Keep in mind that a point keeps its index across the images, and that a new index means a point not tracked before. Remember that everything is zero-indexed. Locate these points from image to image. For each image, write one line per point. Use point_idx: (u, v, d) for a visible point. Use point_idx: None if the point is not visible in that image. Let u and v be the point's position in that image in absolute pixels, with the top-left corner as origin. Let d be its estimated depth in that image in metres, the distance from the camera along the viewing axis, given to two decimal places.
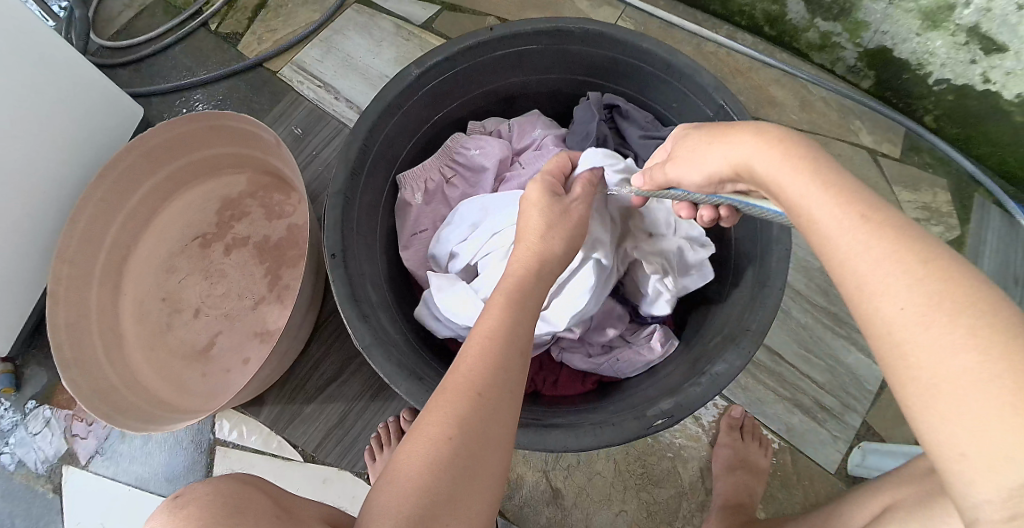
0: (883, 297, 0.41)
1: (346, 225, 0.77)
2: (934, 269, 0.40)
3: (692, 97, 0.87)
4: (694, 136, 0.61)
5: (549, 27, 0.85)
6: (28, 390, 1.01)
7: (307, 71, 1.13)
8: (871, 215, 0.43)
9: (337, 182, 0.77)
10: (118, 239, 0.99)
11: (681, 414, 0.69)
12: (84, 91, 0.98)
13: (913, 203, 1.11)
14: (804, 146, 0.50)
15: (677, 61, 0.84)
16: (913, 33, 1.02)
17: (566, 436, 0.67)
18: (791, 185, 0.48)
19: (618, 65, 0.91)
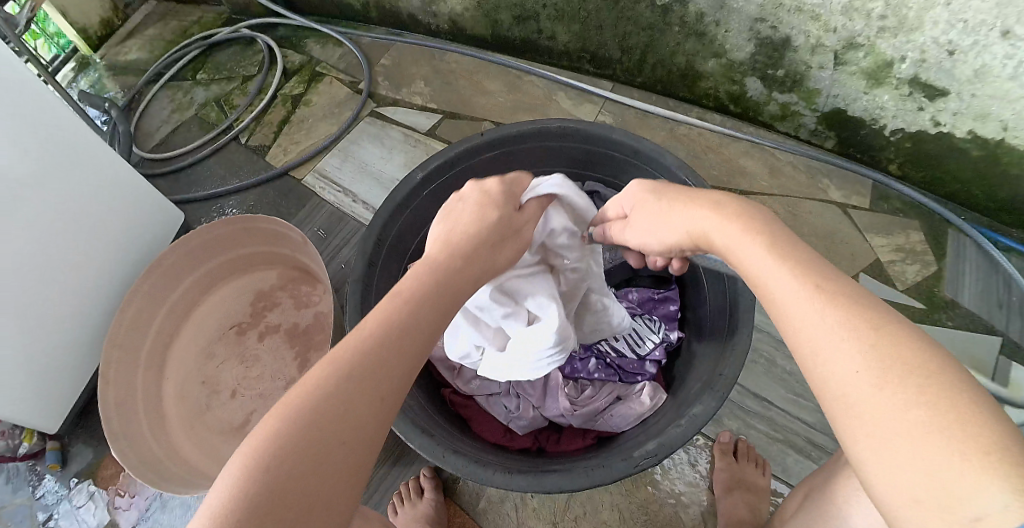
0: (836, 358, 0.48)
1: (364, 307, 0.88)
2: (882, 336, 0.47)
3: (662, 179, 0.98)
4: (648, 200, 0.73)
5: (533, 129, 0.99)
6: (74, 466, 1.12)
7: (327, 177, 1.28)
8: (826, 288, 0.51)
9: (356, 271, 0.89)
10: (162, 328, 1.12)
11: (664, 452, 0.77)
12: (131, 197, 1.13)
13: (886, 246, 1.18)
14: (759, 221, 0.60)
15: (645, 147, 0.95)
16: (861, 91, 1.12)
17: (562, 478, 0.75)
18: (751, 260, 0.57)
19: (596, 156, 1.03)
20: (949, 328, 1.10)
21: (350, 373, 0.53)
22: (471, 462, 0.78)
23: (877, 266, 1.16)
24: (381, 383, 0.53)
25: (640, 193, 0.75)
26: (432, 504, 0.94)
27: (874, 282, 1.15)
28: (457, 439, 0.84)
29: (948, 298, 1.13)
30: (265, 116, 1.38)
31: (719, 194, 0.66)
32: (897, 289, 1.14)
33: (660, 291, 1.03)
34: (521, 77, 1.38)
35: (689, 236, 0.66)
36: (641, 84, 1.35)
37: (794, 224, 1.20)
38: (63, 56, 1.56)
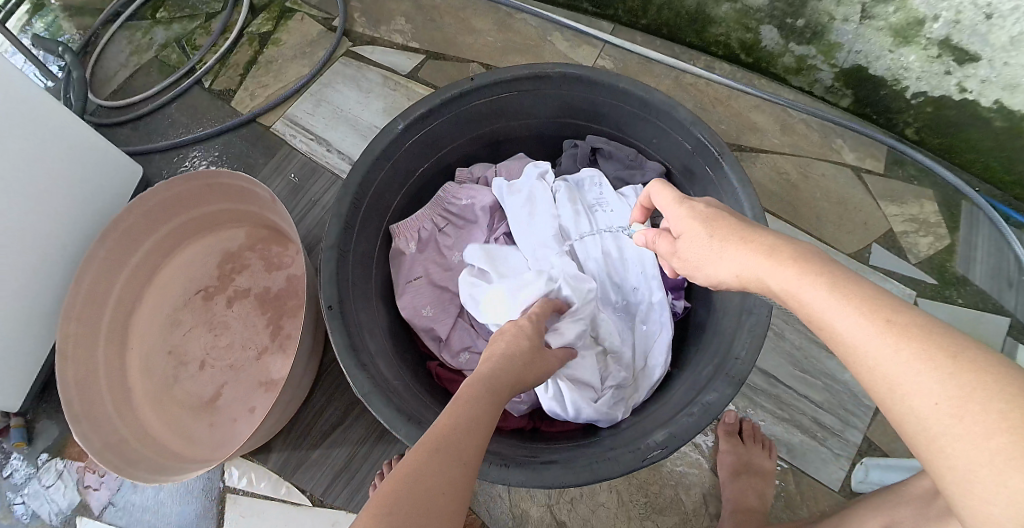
0: (913, 394, 0.44)
1: (341, 277, 0.79)
2: (962, 361, 0.43)
3: (670, 133, 0.89)
4: (700, 234, 0.62)
5: (529, 74, 0.88)
6: (40, 443, 1.03)
7: (298, 124, 1.17)
8: (894, 317, 0.46)
9: (331, 236, 0.80)
10: (123, 295, 1.02)
11: (675, 444, 0.72)
12: (82, 152, 1.01)
13: (899, 216, 1.11)
14: (822, 263, 0.52)
15: (653, 98, 0.86)
16: (886, 49, 1.04)
17: (564, 473, 0.70)
18: (813, 295, 0.50)
19: (597, 105, 0.93)
20: (958, 305, 1.05)
21: (437, 434, 0.55)
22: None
23: (890, 236, 1.10)
24: (478, 418, 0.58)
25: (688, 218, 0.63)
26: None
27: (885, 254, 1.09)
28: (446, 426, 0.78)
29: (959, 274, 1.07)
30: (230, 58, 1.25)
31: (774, 236, 0.56)
32: (909, 262, 1.08)
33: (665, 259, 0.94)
34: (513, 15, 1.26)
35: (742, 284, 0.58)
36: (645, 27, 1.24)
37: (807, 187, 1.13)
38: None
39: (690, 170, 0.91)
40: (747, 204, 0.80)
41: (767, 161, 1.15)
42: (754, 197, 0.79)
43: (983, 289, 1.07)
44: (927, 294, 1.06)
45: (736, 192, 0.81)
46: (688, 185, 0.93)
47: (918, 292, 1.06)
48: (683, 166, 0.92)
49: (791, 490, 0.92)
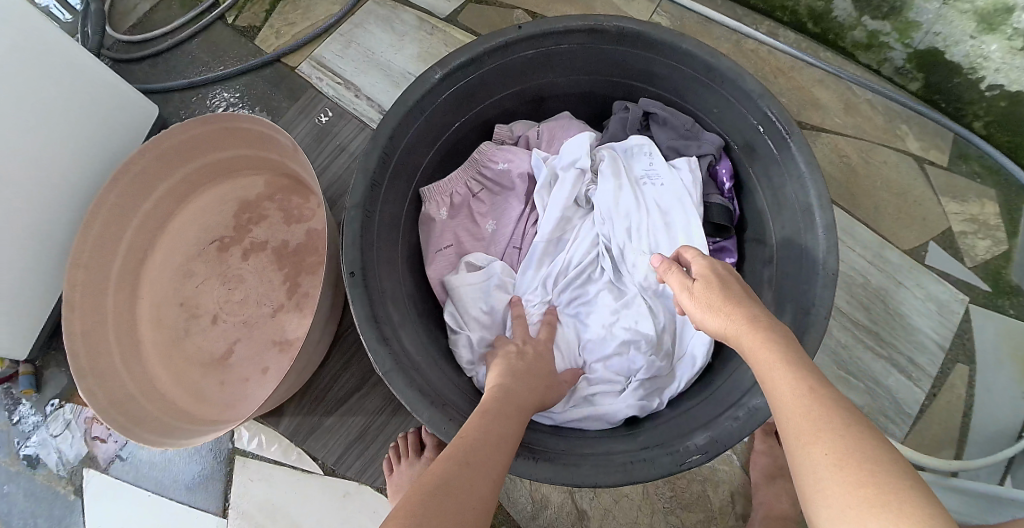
0: (824, 494, 0.47)
1: (365, 241, 0.74)
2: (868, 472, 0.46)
3: (734, 104, 0.82)
4: (711, 282, 0.66)
5: (582, 25, 0.81)
6: (49, 391, 0.99)
7: (326, 67, 1.09)
8: (823, 420, 0.49)
9: (355, 195, 0.73)
10: (135, 242, 0.97)
11: (717, 448, 0.68)
12: (94, 86, 0.94)
13: (959, 214, 1.04)
14: (789, 346, 0.56)
15: (720, 64, 0.79)
16: (968, 35, 0.96)
17: (596, 474, 0.66)
18: (778, 374, 0.54)
19: (654, 66, 0.86)
20: (1010, 316, 0.99)
21: (458, 448, 0.56)
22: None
23: (947, 236, 1.03)
24: (492, 436, 0.60)
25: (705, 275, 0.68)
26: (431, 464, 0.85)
27: (942, 255, 1.02)
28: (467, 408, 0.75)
29: (1014, 282, 1.01)
30: None
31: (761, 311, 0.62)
32: (964, 265, 1.02)
33: (715, 240, 0.89)
34: None
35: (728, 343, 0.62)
36: None
37: (866, 173, 1.06)
38: None
39: (750, 147, 0.84)
40: (813, 191, 0.75)
41: (827, 142, 1.07)
42: (822, 184, 0.74)
43: None
44: (980, 301, 1.00)
45: (802, 177, 0.76)
46: (746, 162, 0.86)
47: (971, 298, 1.00)
48: (744, 141, 0.85)
49: None
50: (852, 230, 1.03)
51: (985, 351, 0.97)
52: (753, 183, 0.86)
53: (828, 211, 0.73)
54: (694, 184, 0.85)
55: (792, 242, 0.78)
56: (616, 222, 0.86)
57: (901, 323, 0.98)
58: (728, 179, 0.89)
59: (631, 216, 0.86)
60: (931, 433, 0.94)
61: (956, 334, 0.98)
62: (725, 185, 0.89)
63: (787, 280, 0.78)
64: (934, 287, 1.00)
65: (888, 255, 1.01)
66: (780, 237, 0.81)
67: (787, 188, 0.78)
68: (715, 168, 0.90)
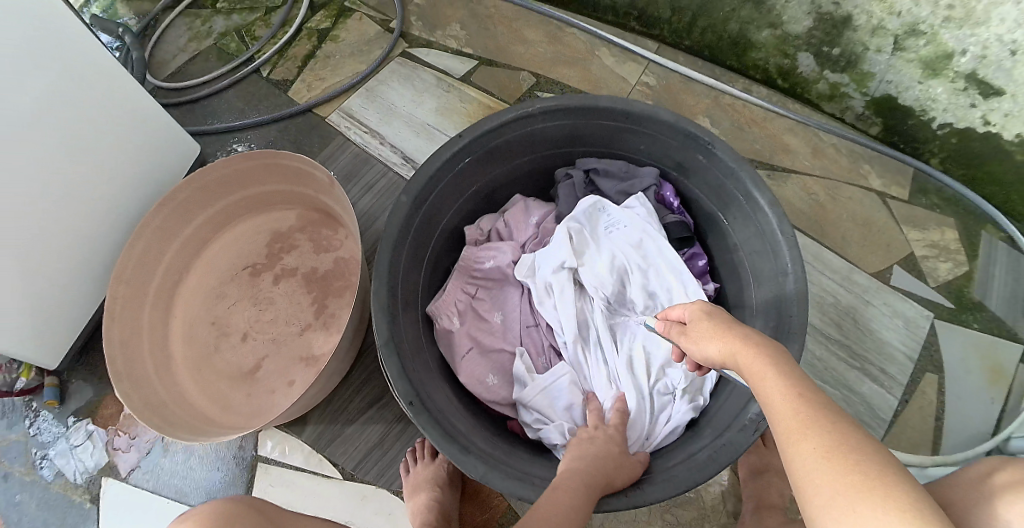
0: (830, 512, 0.46)
1: (407, 370, 0.79)
2: (860, 467, 0.46)
3: (658, 136, 0.94)
4: (703, 315, 0.65)
5: (513, 116, 0.90)
6: (71, 403, 1.07)
7: (353, 116, 1.22)
8: (812, 418, 0.50)
9: (382, 332, 0.78)
10: (172, 266, 1.07)
11: (743, 442, 0.76)
12: (147, 126, 1.07)
13: (921, 241, 1.15)
14: (777, 354, 0.56)
15: (634, 108, 0.90)
16: (916, 80, 1.09)
17: (693, 473, 0.75)
18: (772, 390, 0.53)
19: (577, 129, 0.96)
20: (974, 329, 1.09)
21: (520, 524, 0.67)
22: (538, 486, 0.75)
23: (910, 260, 1.14)
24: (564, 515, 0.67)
25: (698, 309, 0.66)
26: (446, 465, 0.92)
27: (906, 276, 1.12)
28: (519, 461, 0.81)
29: (976, 299, 1.11)
30: (289, 50, 1.31)
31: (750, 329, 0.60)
32: (929, 285, 1.12)
33: (684, 252, 1.00)
34: (563, 29, 1.32)
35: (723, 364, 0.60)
36: (688, 48, 1.30)
37: (833, 208, 1.17)
38: None
39: (684, 166, 0.96)
40: (749, 181, 0.86)
41: (797, 182, 1.19)
42: (753, 173, 0.86)
43: (1000, 316, 1.10)
44: (944, 317, 1.10)
45: (735, 172, 0.87)
46: (684, 178, 0.98)
47: (936, 314, 1.10)
48: (676, 163, 0.97)
49: None
50: (821, 255, 1.13)
51: (952, 362, 1.06)
52: (698, 193, 0.98)
53: (766, 191, 0.85)
54: (650, 214, 0.97)
55: (753, 229, 0.89)
56: (609, 284, 0.94)
57: (872, 337, 1.07)
58: (676, 199, 0.99)
59: (620, 269, 0.94)
60: (905, 437, 1.01)
61: (924, 347, 1.07)
62: (674, 204, 1.00)
63: (756, 261, 0.89)
64: (900, 304, 1.10)
65: (857, 277, 1.12)
66: (741, 230, 0.91)
67: (727, 185, 0.90)
68: (661, 194, 1.01)
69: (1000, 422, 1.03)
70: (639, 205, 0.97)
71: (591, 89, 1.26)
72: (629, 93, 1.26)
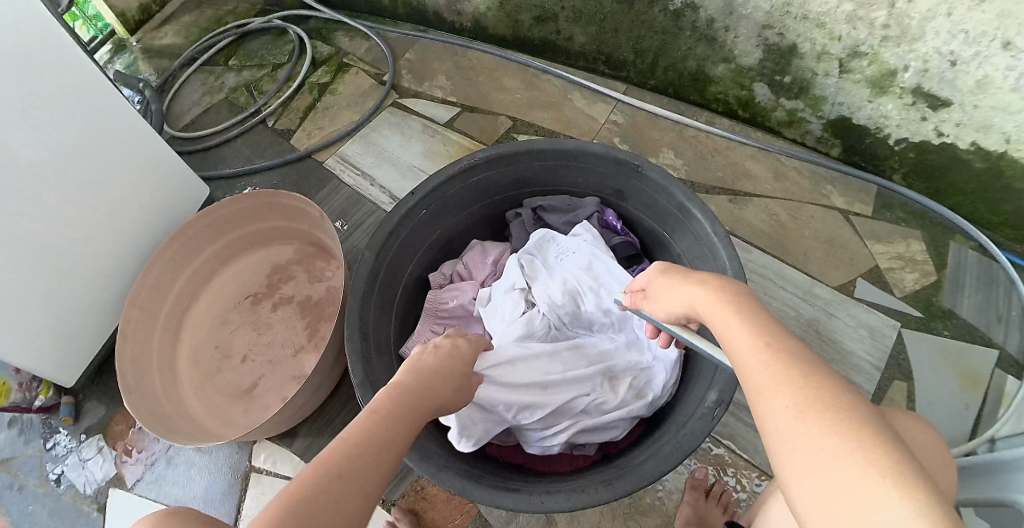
0: (771, 398, 0.50)
1: (381, 404, 0.87)
2: (822, 381, 0.50)
3: (591, 167, 1.05)
4: (660, 277, 0.73)
5: (458, 169, 1.02)
6: (84, 421, 1.17)
7: (348, 161, 1.35)
8: (776, 342, 0.54)
9: (356, 374, 0.87)
10: (182, 294, 1.19)
11: (686, 446, 0.81)
12: (164, 170, 1.21)
13: (886, 254, 1.18)
14: (739, 293, 0.61)
15: (565, 145, 1.02)
16: (866, 99, 1.15)
17: (656, 466, 0.80)
18: (724, 319, 0.59)
19: (520, 172, 1.08)
20: (943, 336, 1.10)
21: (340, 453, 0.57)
22: (490, 488, 0.79)
23: (876, 272, 1.16)
24: (369, 449, 0.59)
25: (657, 271, 0.75)
26: None
27: (872, 289, 1.15)
28: (493, 473, 0.85)
29: (945, 307, 1.13)
30: (292, 102, 1.46)
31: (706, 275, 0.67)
32: (895, 295, 1.15)
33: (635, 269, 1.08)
34: (538, 76, 1.44)
35: (685, 314, 0.67)
36: (653, 87, 1.39)
37: (796, 226, 1.22)
38: (100, 37, 1.65)
39: (621, 190, 1.06)
40: (677, 193, 0.97)
41: (759, 204, 1.25)
42: (679, 186, 0.96)
43: (970, 322, 1.11)
44: (912, 326, 1.12)
45: (664, 187, 0.98)
46: (622, 201, 1.08)
47: (903, 323, 1.12)
48: (613, 189, 1.08)
49: None
50: (782, 272, 1.17)
51: (921, 368, 1.08)
52: (637, 213, 1.08)
53: (693, 200, 0.94)
54: (596, 239, 1.06)
55: (690, 235, 0.98)
56: (561, 303, 1.02)
57: (835, 349, 1.09)
58: (618, 221, 1.09)
59: (572, 288, 1.03)
60: None
61: (891, 355, 1.09)
62: (618, 227, 1.09)
63: (699, 264, 0.98)
64: (864, 314, 1.12)
65: (819, 291, 1.15)
66: (681, 238, 1.01)
67: (660, 200, 1.00)
68: (605, 219, 1.10)
69: (977, 427, 1.03)
70: (588, 229, 1.07)
71: (563, 129, 1.36)
72: (599, 131, 1.35)
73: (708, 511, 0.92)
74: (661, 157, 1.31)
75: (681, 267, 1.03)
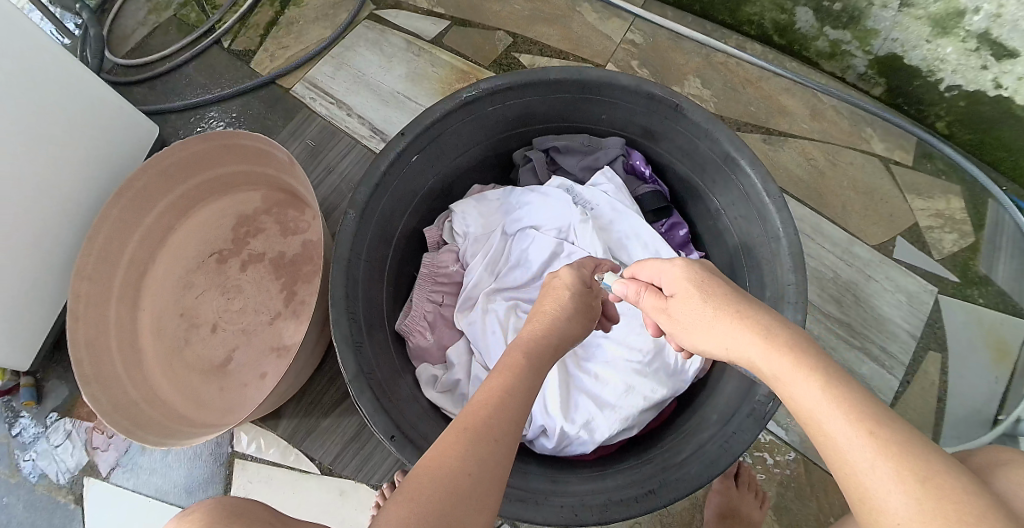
0: (884, 506, 0.43)
1: (382, 400, 0.73)
2: (943, 487, 0.42)
3: (620, 102, 0.87)
4: (690, 296, 0.61)
5: (456, 103, 0.81)
6: (49, 403, 1.04)
7: (318, 87, 1.14)
8: (878, 431, 0.45)
9: (349, 366, 0.72)
10: (136, 256, 1.02)
11: (736, 447, 0.72)
12: (99, 108, 1.00)
13: (925, 210, 1.09)
14: (812, 350, 0.51)
15: (589, 77, 0.83)
16: (923, 39, 1.01)
17: (701, 471, 0.72)
18: (797, 389, 0.49)
19: (531, 106, 0.89)
20: (979, 305, 1.03)
21: (470, 426, 0.53)
22: (514, 499, 0.69)
23: (915, 231, 1.08)
24: (499, 424, 0.54)
25: (684, 280, 0.62)
26: None
27: (909, 249, 1.07)
28: (517, 472, 0.75)
29: (982, 273, 1.05)
30: (250, 17, 1.22)
31: (753, 307, 0.57)
32: (932, 257, 1.06)
33: (664, 223, 0.95)
34: None
35: (727, 357, 0.57)
36: (677, 3, 1.20)
37: (834, 175, 1.10)
38: None
39: (652, 132, 0.90)
40: (726, 142, 0.81)
41: (796, 146, 1.12)
42: (728, 133, 0.80)
43: (1006, 289, 1.05)
44: (949, 292, 1.04)
45: (709, 134, 0.82)
46: (652, 144, 0.92)
47: (939, 289, 1.04)
48: (642, 128, 0.90)
49: (802, 480, 0.92)
50: (820, 227, 1.08)
51: (955, 340, 1.02)
52: (668, 158, 0.92)
53: (743, 151, 0.80)
54: (620, 189, 0.91)
55: (735, 191, 0.84)
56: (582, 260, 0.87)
57: (873, 314, 1.03)
58: (646, 167, 0.94)
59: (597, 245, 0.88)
60: (906, 419, 0.98)
61: (927, 324, 1.02)
62: (646, 173, 0.94)
63: (743, 224, 0.85)
64: (903, 279, 1.05)
65: (858, 250, 1.06)
66: (722, 194, 0.87)
67: (702, 147, 0.85)
68: (630, 162, 0.95)
69: (1007, 403, 0.99)
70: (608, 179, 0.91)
71: (571, 49, 1.18)
72: (613, 53, 1.18)
73: (739, 498, 0.87)
74: (687, 87, 1.16)
75: (718, 225, 0.90)
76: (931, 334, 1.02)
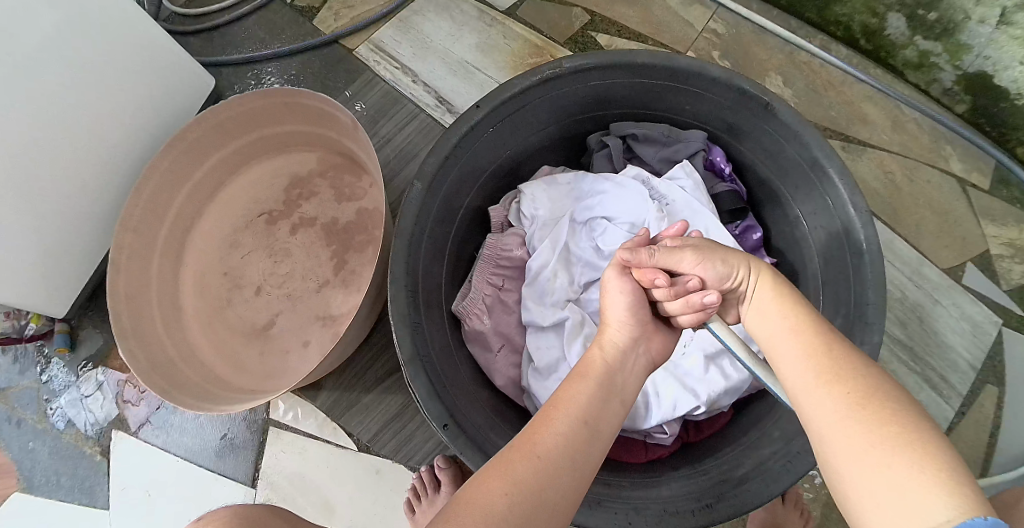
0: (814, 398, 0.50)
1: (437, 386, 0.70)
2: (862, 383, 0.49)
3: (706, 94, 0.83)
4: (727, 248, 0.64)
5: (536, 79, 0.78)
6: (83, 351, 1.02)
7: (384, 51, 1.11)
8: (826, 344, 0.53)
9: (406, 346, 0.69)
10: (183, 211, 0.99)
11: (799, 468, 0.69)
12: (156, 56, 0.96)
13: (997, 237, 1.04)
14: (821, 331, 0.54)
15: (679, 64, 0.79)
16: (1017, 60, 0.96)
17: (761, 486, 0.70)
18: (771, 324, 0.58)
19: (611, 90, 0.85)
20: None
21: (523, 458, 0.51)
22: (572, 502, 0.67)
23: (985, 258, 1.04)
24: (554, 467, 0.50)
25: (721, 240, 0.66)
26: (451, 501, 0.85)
27: (978, 276, 1.03)
28: None
29: None
30: None
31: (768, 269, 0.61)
32: (1000, 287, 1.03)
33: (738, 225, 0.91)
34: None
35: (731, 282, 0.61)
36: None
37: (907, 191, 1.06)
38: None
39: (735, 128, 0.86)
40: (815, 147, 0.77)
41: (873, 158, 1.08)
42: (820, 139, 0.76)
43: None
44: (1014, 325, 1.01)
45: (797, 137, 0.78)
46: (734, 142, 0.89)
47: (1004, 320, 1.01)
48: (725, 123, 0.87)
49: None
50: (890, 244, 1.04)
51: (1016, 375, 0.98)
52: (749, 157, 0.89)
53: (834, 161, 0.76)
54: (698, 185, 0.87)
55: (819, 200, 0.80)
56: None
57: (936, 340, 0.99)
58: (727, 165, 0.90)
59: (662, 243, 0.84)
60: (958, 451, 0.95)
61: (988, 355, 0.99)
62: (725, 172, 0.91)
63: (823, 235, 0.81)
64: (970, 307, 1.01)
65: (926, 272, 1.02)
66: (803, 201, 0.83)
67: (789, 150, 0.81)
68: (710, 159, 0.91)
69: None
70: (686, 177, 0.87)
71: (651, 32, 1.13)
72: (693, 41, 1.13)
73: (786, 515, 0.85)
74: (767, 83, 1.11)
75: (795, 233, 0.87)
76: (993, 366, 0.99)
